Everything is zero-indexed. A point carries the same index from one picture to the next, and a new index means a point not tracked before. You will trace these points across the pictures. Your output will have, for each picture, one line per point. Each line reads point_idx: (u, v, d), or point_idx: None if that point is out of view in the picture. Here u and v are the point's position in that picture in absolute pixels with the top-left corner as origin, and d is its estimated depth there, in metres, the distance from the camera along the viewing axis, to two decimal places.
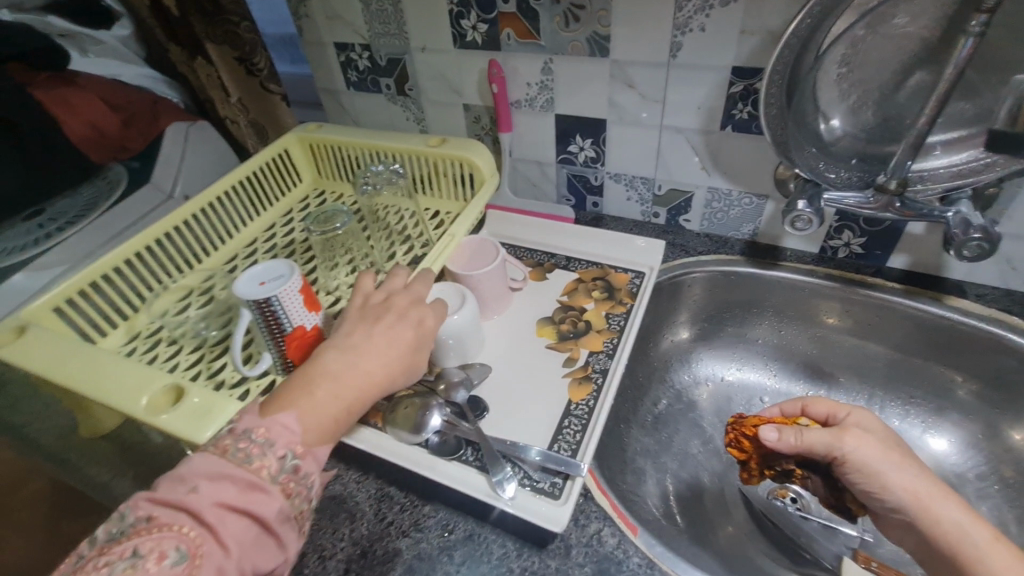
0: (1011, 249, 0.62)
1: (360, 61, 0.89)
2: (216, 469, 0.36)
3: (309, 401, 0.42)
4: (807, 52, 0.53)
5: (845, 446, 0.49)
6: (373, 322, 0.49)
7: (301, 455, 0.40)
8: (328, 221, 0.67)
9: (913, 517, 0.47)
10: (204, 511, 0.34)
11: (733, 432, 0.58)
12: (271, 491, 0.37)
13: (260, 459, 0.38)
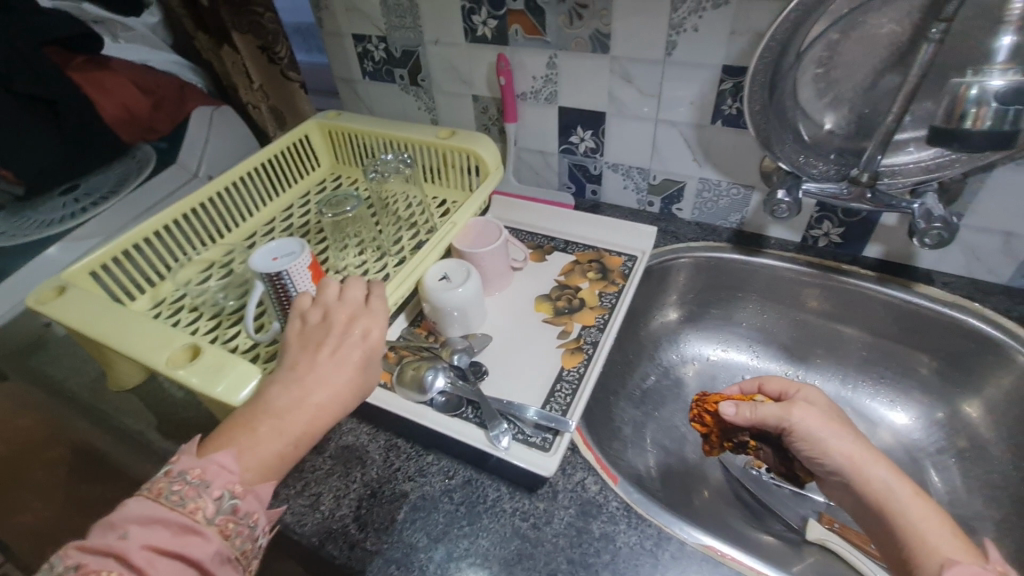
0: (974, 240, 0.67)
1: (377, 52, 0.94)
2: (149, 513, 0.37)
3: (248, 441, 0.43)
4: (788, 52, 0.58)
5: (791, 419, 0.56)
6: (314, 351, 0.48)
7: (241, 494, 0.41)
8: (338, 205, 0.73)
9: (848, 478, 0.52)
10: (132, 554, 0.35)
11: (697, 409, 0.67)
12: (208, 534, 0.38)
13: (195, 502, 0.38)
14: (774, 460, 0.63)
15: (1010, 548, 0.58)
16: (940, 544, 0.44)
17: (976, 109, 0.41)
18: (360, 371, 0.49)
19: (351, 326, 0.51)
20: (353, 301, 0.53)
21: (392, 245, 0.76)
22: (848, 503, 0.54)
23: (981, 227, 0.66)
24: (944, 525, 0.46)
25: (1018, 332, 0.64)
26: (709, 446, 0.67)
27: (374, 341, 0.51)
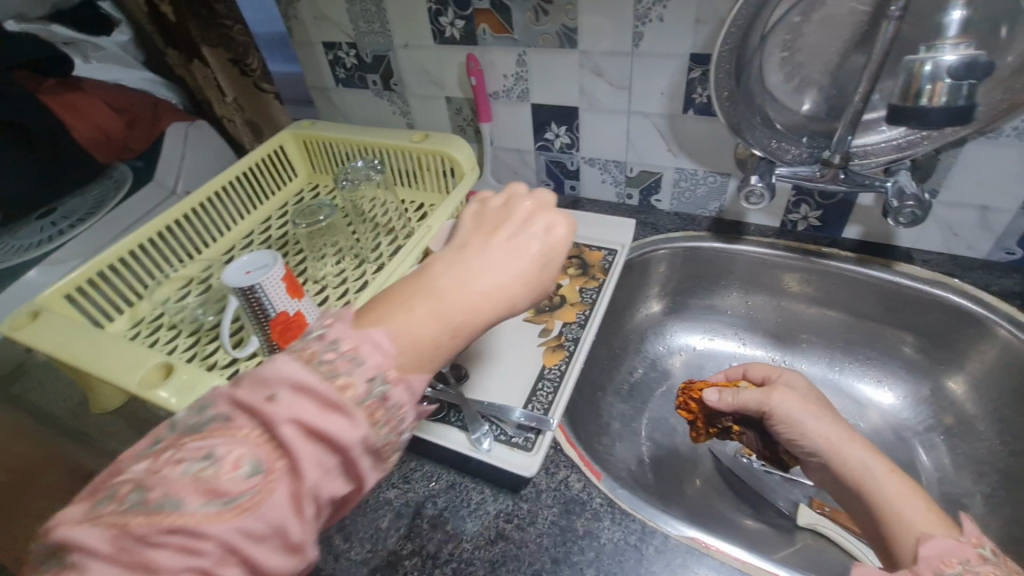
0: (950, 216, 0.67)
1: (348, 59, 0.94)
2: (298, 379, 0.30)
3: (407, 318, 0.36)
4: (751, 36, 0.58)
5: (770, 402, 0.58)
6: (488, 239, 0.42)
7: (392, 382, 0.33)
8: (312, 215, 0.73)
9: (827, 459, 0.52)
10: (281, 423, 0.29)
11: (682, 396, 0.68)
12: (354, 416, 0.31)
13: (346, 376, 0.31)
14: (757, 444, 0.64)
15: (998, 523, 0.58)
16: (917, 522, 0.44)
17: (932, 85, 0.41)
18: (531, 269, 0.40)
19: (530, 221, 0.43)
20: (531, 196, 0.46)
21: (371, 251, 0.76)
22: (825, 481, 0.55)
23: (956, 202, 0.65)
24: (920, 502, 0.46)
25: (997, 306, 0.63)
26: (697, 433, 0.69)
27: (558, 239, 0.42)
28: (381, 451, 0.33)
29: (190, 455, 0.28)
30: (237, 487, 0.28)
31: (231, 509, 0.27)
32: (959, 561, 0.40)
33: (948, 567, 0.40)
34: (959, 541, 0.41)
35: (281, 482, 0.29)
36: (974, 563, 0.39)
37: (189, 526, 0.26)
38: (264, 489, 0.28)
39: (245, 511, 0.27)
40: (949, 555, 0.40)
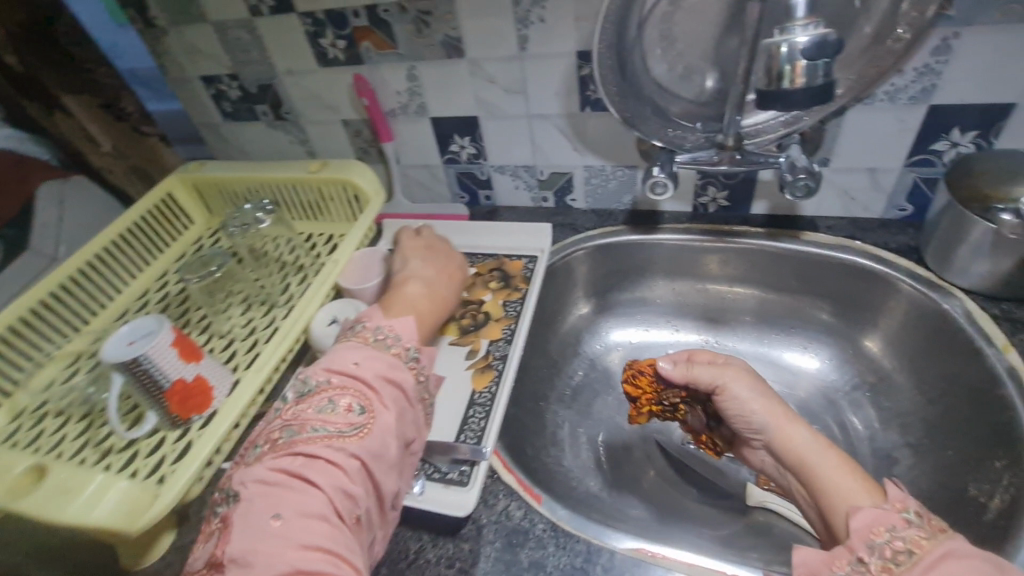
0: (845, 181, 0.69)
1: (231, 92, 0.88)
2: (368, 351, 0.52)
3: (414, 311, 0.59)
4: (627, 26, 0.57)
5: (723, 379, 0.57)
6: (433, 263, 0.67)
7: (420, 351, 0.55)
8: (205, 266, 0.68)
9: (771, 436, 0.53)
10: (372, 377, 0.50)
11: (631, 370, 0.65)
12: (408, 372, 0.52)
13: (395, 347, 0.53)
14: (701, 422, 0.65)
15: (928, 472, 0.60)
16: (848, 496, 0.45)
17: (791, 66, 0.42)
18: (460, 277, 0.68)
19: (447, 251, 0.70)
20: (442, 240, 0.73)
21: (279, 294, 0.71)
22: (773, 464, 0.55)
23: (847, 168, 0.68)
24: (850, 475, 0.47)
25: (897, 262, 0.66)
26: (635, 410, 0.66)
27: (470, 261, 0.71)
28: (423, 398, 0.54)
29: (315, 404, 0.48)
30: (351, 422, 0.47)
31: (353, 435, 0.46)
32: (886, 528, 0.41)
33: (877, 536, 0.41)
34: (884, 507, 0.42)
35: (379, 417, 0.48)
36: (901, 529, 0.41)
37: (334, 445, 0.45)
38: (365, 424, 0.47)
39: (360, 437, 0.46)
40: (876, 523, 0.42)
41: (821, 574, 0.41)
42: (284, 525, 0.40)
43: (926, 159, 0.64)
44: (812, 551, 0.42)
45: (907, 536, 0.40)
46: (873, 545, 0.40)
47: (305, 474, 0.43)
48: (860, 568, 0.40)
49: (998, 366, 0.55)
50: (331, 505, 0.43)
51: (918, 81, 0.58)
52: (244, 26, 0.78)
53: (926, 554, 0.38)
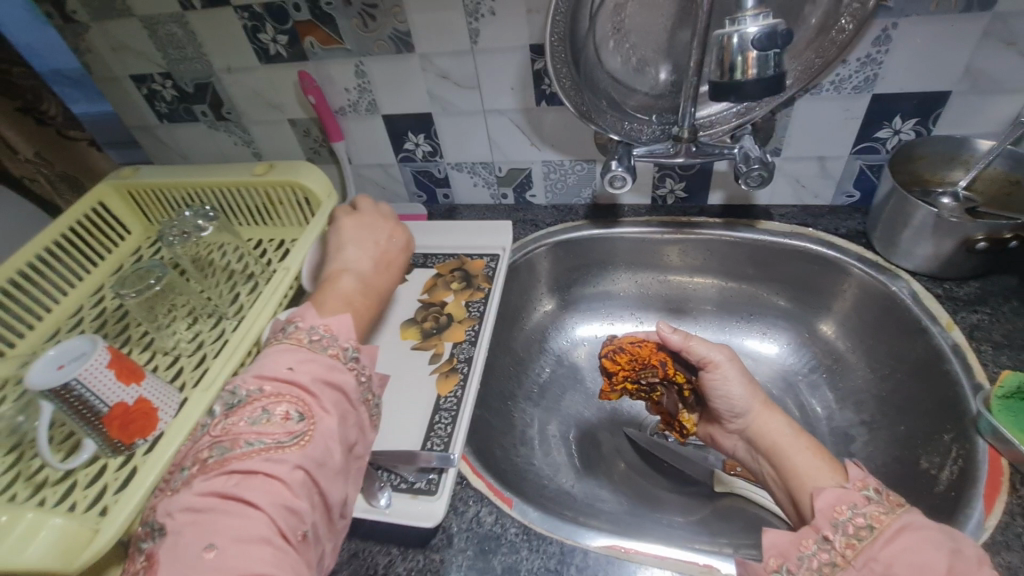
0: (796, 170, 0.71)
1: (165, 91, 0.82)
2: (302, 355, 0.46)
3: (350, 308, 0.53)
4: (580, 16, 0.56)
5: (717, 356, 0.59)
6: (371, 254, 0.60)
7: (360, 350, 0.50)
8: (142, 280, 0.62)
9: (749, 420, 0.57)
10: (310, 382, 0.44)
11: (614, 345, 0.65)
12: (349, 373, 0.47)
13: (333, 347, 0.48)
14: (674, 403, 0.68)
15: (881, 448, 0.62)
16: (814, 478, 0.48)
17: (742, 56, 0.42)
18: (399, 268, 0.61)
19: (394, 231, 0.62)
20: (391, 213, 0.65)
21: (228, 306, 0.68)
22: (745, 450, 0.59)
23: (797, 157, 0.69)
24: (816, 457, 0.50)
25: (849, 248, 0.68)
26: (610, 385, 0.66)
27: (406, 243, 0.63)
28: (365, 400, 0.49)
29: (249, 414, 0.42)
30: (290, 430, 0.41)
31: (294, 444, 0.41)
32: (848, 506, 0.43)
33: (840, 515, 0.43)
34: (847, 486, 0.44)
35: (322, 421, 0.43)
36: (861, 506, 0.42)
37: (273, 458, 0.40)
38: (307, 431, 0.42)
39: (301, 446, 0.41)
40: (839, 502, 0.44)
41: (790, 555, 0.42)
42: (220, 556, 0.35)
43: (871, 146, 0.66)
44: (782, 533, 0.44)
45: (867, 513, 0.42)
46: (837, 523, 0.42)
47: (240, 494, 0.38)
48: (827, 546, 0.41)
49: (943, 344, 0.57)
50: (274, 525, 0.37)
51: (861, 71, 0.60)
52: (175, 21, 0.73)
53: (885, 528, 0.40)
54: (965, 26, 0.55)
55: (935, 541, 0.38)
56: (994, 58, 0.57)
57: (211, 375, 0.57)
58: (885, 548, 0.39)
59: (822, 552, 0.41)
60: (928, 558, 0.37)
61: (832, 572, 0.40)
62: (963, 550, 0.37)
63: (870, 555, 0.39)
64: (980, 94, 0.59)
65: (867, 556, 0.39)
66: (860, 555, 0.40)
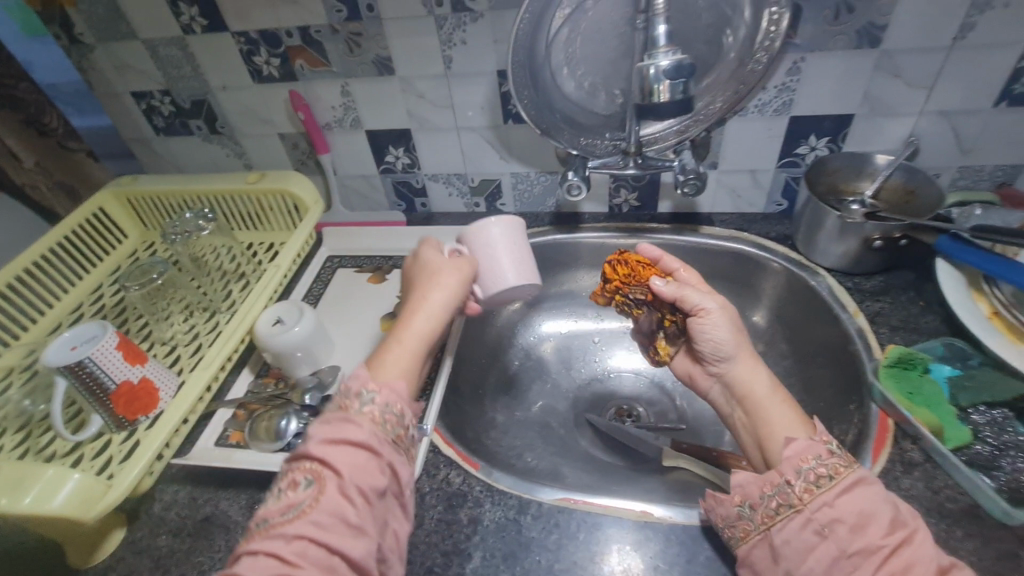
0: (732, 182, 0.80)
1: (163, 107, 0.89)
2: (319, 420, 0.47)
3: (380, 360, 0.52)
4: (537, 48, 0.65)
5: (709, 305, 0.58)
6: (417, 287, 0.58)
7: (377, 390, 0.48)
8: (145, 275, 0.69)
9: (734, 368, 0.58)
10: (315, 445, 0.44)
11: (620, 256, 0.66)
12: (361, 422, 0.45)
13: (345, 401, 0.47)
14: (652, 326, 0.68)
15: None
16: (787, 431, 0.51)
17: (659, 85, 0.51)
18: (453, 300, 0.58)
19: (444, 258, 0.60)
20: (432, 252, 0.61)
21: (221, 301, 0.74)
22: (715, 392, 0.62)
23: (732, 170, 0.79)
24: (787, 408, 0.53)
25: (776, 249, 0.78)
26: (601, 290, 0.68)
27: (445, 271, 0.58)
28: (393, 439, 0.46)
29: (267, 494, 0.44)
30: (295, 500, 0.41)
31: (296, 515, 0.40)
32: (812, 456, 0.46)
33: (805, 462, 0.46)
34: (812, 439, 0.48)
35: (328, 482, 0.42)
36: (825, 458, 0.46)
37: (274, 534, 0.40)
38: (311, 497, 0.41)
39: (306, 513, 0.41)
40: (804, 452, 0.47)
41: (753, 495, 0.47)
42: None
43: (793, 161, 0.77)
44: (748, 475, 0.48)
45: (830, 463, 0.46)
46: (800, 470, 0.46)
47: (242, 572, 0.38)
48: (786, 489, 0.46)
49: (850, 327, 0.66)
50: None
51: (779, 96, 0.70)
52: (176, 44, 0.81)
53: (843, 477, 0.45)
54: (858, 60, 0.66)
55: (882, 497, 0.44)
56: (885, 87, 0.68)
57: (208, 358, 0.64)
58: (840, 497, 0.44)
59: (781, 494, 0.46)
60: (875, 508, 0.43)
61: (786, 513, 0.45)
62: (902, 506, 0.44)
63: (824, 500, 0.44)
64: (876, 116, 0.70)
65: (821, 500, 0.44)
66: (816, 499, 0.44)
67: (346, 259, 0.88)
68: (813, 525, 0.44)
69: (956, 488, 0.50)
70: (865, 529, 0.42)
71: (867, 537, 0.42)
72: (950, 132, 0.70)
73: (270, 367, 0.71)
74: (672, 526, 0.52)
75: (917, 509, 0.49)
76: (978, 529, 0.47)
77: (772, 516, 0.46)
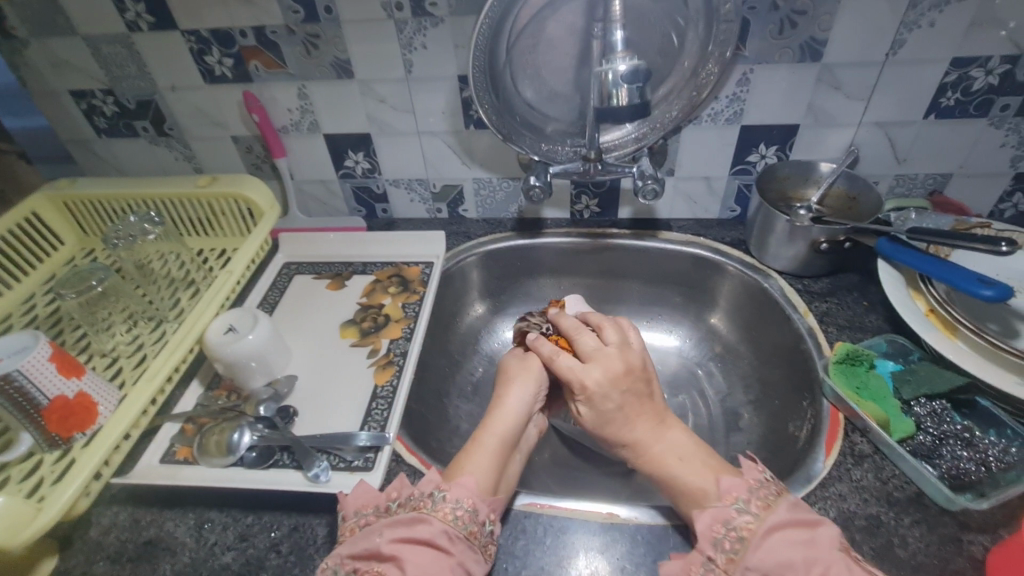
0: (688, 188, 0.83)
1: (106, 107, 0.85)
2: (387, 521, 0.48)
3: (457, 461, 0.54)
4: (498, 53, 0.66)
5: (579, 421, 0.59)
6: (495, 393, 0.62)
7: (450, 488, 0.50)
8: (83, 281, 0.65)
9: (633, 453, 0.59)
10: (385, 543, 0.45)
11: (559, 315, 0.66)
12: (433, 520, 0.47)
13: (416, 501, 0.49)
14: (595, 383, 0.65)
15: (760, 420, 0.72)
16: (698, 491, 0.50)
17: (616, 90, 0.53)
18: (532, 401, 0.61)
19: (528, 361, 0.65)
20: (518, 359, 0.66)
21: (168, 310, 0.71)
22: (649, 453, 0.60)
23: (688, 176, 0.82)
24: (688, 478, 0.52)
25: (731, 253, 0.80)
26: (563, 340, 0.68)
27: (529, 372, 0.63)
28: (469, 534, 0.47)
29: None
30: None
31: None
32: (722, 523, 0.46)
33: (717, 531, 0.46)
34: (719, 503, 0.48)
35: None
36: (734, 519, 0.46)
37: None
38: None
39: None
40: (714, 521, 0.47)
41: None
42: None
43: (745, 168, 0.80)
44: (673, 563, 0.46)
45: (738, 525, 0.46)
46: (716, 541, 0.45)
47: None
48: (710, 566, 0.45)
49: (801, 327, 0.69)
50: None
51: (730, 106, 0.73)
52: (120, 41, 0.77)
53: (753, 536, 0.45)
54: (802, 73, 0.69)
55: (792, 540, 0.44)
56: (827, 100, 0.71)
57: (153, 369, 0.60)
58: (755, 556, 0.43)
59: (708, 572, 0.45)
60: (791, 555, 0.43)
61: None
62: (816, 538, 0.43)
63: (745, 565, 0.43)
64: (820, 127, 0.74)
65: (743, 566, 0.43)
66: (739, 565, 0.44)
67: (303, 265, 0.85)
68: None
69: (902, 477, 0.53)
70: None
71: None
72: (886, 141, 0.75)
73: (222, 378, 0.67)
74: (636, 527, 0.53)
75: (867, 499, 0.52)
76: (923, 516, 0.50)
77: None
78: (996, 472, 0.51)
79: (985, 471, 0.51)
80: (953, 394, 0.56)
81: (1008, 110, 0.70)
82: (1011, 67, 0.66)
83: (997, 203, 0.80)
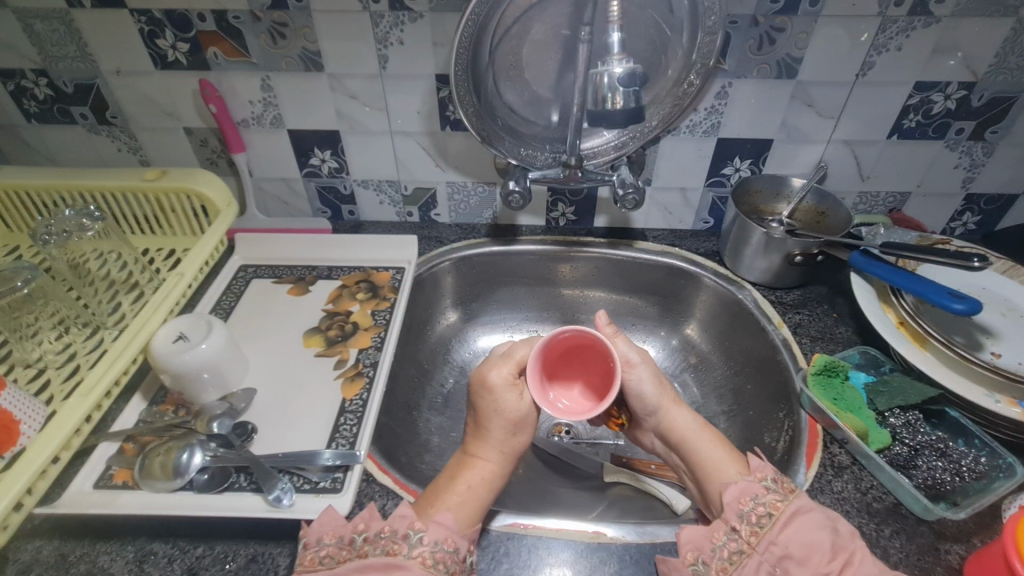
0: (664, 199, 0.83)
1: (38, 90, 0.76)
2: (357, 564, 0.45)
3: (437, 503, 0.50)
4: (481, 53, 0.63)
5: (635, 358, 0.57)
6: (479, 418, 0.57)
7: (427, 529, 0.47)
8: (4, 282, 0.57)
9: (658, 420, 0.57)
10: None
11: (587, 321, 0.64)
12: (410, 567, 0.44)
13: (390, 544, 0.46)
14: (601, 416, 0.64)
15: (735, 431, 0.72)
16: (720, 474, 0.51)
17: (612, 94, 0.54)
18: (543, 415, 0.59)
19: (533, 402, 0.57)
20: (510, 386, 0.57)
21: (108, 316, 0.63)
22: (661, 446, 0.60)
23: (664, 186, 0.82)
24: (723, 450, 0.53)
25: (706, 264, 0.81)
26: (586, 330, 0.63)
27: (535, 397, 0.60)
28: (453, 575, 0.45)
29: None
30: None
31: None
32: (750, 497, 0.46)
33: (743, 505, 0.46)
34: (748, 477, 0.48)
35: None
36: (761, 495, 0.46)
37: None
38: None
39: None
40: (742, 494, 0.47)
41: (705, 549, 0.45)
42: None
43: (719, 180, 0.80)
44: (695, 527, 0.46)
45: (766, 501, 0.46)
46: (742, 514, 0.45)
47: None
48: (734, 535, 0.45)
49: (776, 339, 0.69)
50: None
51: (708, 118, 0.74)
52: (59, 17, 0.69)
53: (781, 515, 0.45)
54: (777, 89, 0.71)
55: (819, 523, 0.44)
56: (799, 117, 0.73)
57: (90, 380, 0.54)
58: (782, 533, 0.44)
59: (731, 541, 0.45)
60: (815, 538, 0.43)
61: (738, 560, 0.44)
62: (839, 527, 0.44)
63: (770, 540, 0.44)
64: (792, 142, 0.76)
65: (767, 540, 0.44)
66: (762, 540, 0.44)
67: (260, 268, 0.79)
68: (766, 568, 0.43)
69: (881, 488, 0.53)
70: (811, 560, 0.42)
71: (813, 569, 0.42)
72: (852, 159, 0.77)
73: (169, 391, 0.61)
74: (624, 546, 0.50)
75: (849, 511, 0.52)
76: (902, 526, 0.50)
77: (727, 568, 0.44)
78: (968, 481, 0.53)
79: (959, 481, 0.53)
80: (924, 405, 0.59)
81: (963, 134, 0.73)
82: (967, 93, 0.70)
83: (949, 221, 0.84)
